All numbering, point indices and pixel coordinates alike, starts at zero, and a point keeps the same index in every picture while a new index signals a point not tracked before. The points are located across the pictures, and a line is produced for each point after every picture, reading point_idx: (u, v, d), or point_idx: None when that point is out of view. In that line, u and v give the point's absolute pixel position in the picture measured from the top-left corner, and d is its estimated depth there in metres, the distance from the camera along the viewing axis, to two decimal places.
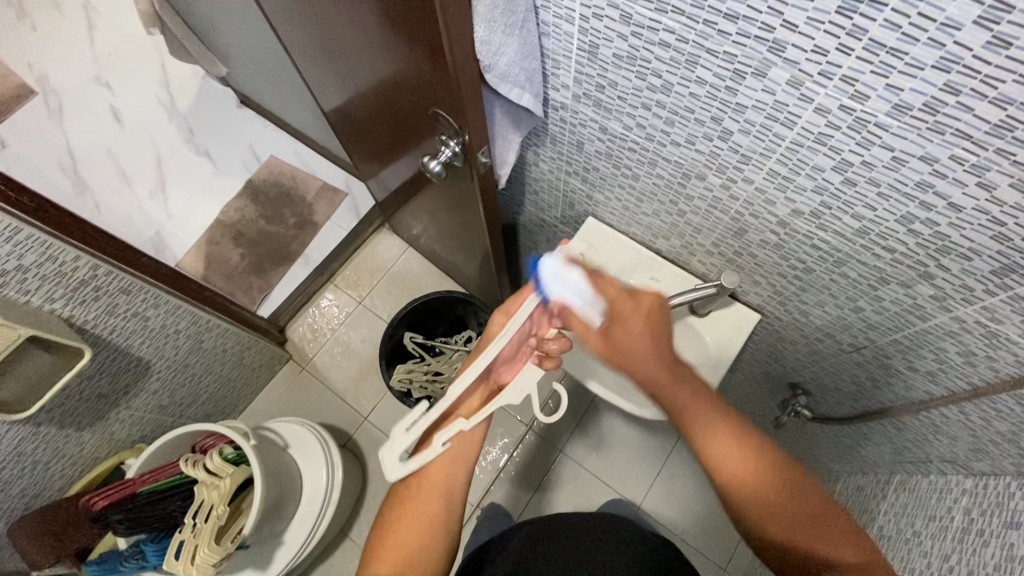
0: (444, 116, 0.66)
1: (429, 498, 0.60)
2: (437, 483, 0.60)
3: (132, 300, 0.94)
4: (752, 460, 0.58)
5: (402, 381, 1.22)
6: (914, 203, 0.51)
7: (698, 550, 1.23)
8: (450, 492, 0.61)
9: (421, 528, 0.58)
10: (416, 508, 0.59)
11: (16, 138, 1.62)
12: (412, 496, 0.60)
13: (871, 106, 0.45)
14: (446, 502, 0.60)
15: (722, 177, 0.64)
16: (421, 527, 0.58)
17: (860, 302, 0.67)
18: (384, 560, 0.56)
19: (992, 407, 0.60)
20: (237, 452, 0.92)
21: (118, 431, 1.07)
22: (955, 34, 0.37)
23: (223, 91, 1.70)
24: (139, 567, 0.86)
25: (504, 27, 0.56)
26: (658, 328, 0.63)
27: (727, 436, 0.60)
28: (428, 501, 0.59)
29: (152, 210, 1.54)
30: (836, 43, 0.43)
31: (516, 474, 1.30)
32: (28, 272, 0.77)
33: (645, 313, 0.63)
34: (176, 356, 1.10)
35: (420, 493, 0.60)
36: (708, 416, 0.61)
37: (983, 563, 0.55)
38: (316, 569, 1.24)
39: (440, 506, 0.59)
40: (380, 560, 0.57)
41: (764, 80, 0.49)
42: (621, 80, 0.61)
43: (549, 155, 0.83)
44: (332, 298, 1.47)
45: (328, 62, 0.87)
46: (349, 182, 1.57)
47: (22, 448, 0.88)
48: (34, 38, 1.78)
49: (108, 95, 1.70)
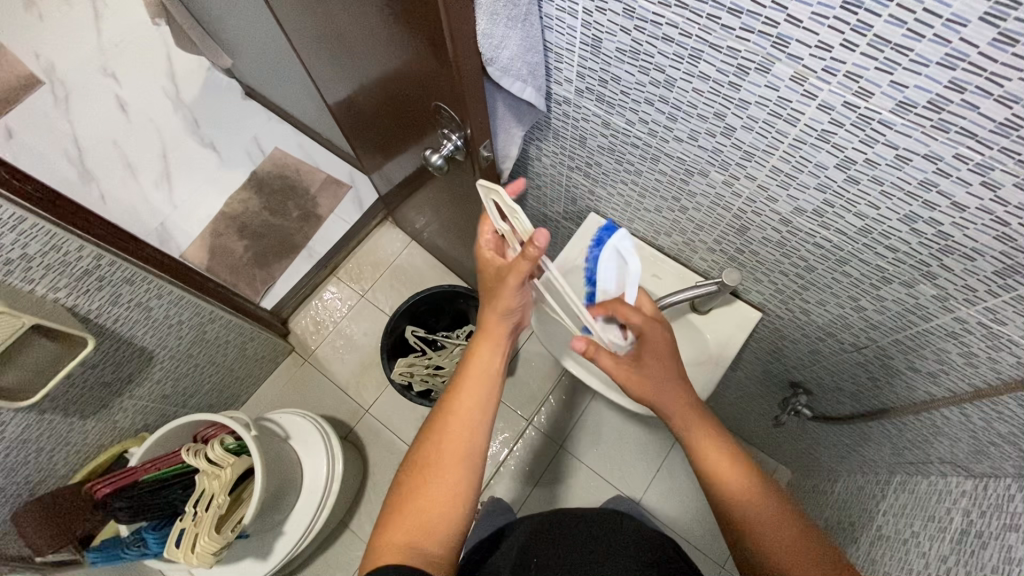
0: (446, 109, 0.66)
1: (450, 465, 0.58)
2: (458, 449, 0.59)
3: (136, 290, 0.94)
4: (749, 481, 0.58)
5: (403, 373, 1.23)
6: (917, 202, 0.50)
7: (697, 548, 1.24)
8: (472, 458, 0.59)
9: (442, 494, 0.57)
10: (438, 474, 0.58)
11: (22, 127, 1.63)
12: (432, 462, 0.59)
13: (875, 103, 0.45)
14: (467, 469, 0.59)
15: (725, 173, 0.64)
16: (440, 495, 0.57)
17: (862, 301, 0.67)
18: (400, 527, 0.55)
19: (994, 408, 0.59)
20: (238, 442, 0.92)
21: (121, 420, 1.08)
22: (960, 30, 0.37)
23: (228, 83, 1.71)
24: (141, 555, 0.87)
25: (506, 19, 0.55)
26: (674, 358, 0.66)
27: (716, 441, 0.61)
28: (449, 469, 0.58)
29: (157, 201, 1.54)
30: (841, 39, 0.42)
31: (516, 468, 1.30)
32: (32, 261, 0.77)
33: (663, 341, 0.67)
34: (179, 347, 1.10)
35: (441, 458, 0.59)
36: (708, 431, 0.62)
37: (982, 565, 0.54)
38: (316, 560, 1.25)
39: (462, 474, 0.58)
40: (396, 528, 0.55)
41: (767, 75, 0.49)
42: (624, 75, 0.60)
43: (552, 149, 0.83)
44: (334, 291, 1.48)
45: (331, 54, 0.87)
46: (353, 175, 1.57)
47: (27, 436, 0.89)
48: (41, 28, 1.78)
49: (113, 86, 1.71)
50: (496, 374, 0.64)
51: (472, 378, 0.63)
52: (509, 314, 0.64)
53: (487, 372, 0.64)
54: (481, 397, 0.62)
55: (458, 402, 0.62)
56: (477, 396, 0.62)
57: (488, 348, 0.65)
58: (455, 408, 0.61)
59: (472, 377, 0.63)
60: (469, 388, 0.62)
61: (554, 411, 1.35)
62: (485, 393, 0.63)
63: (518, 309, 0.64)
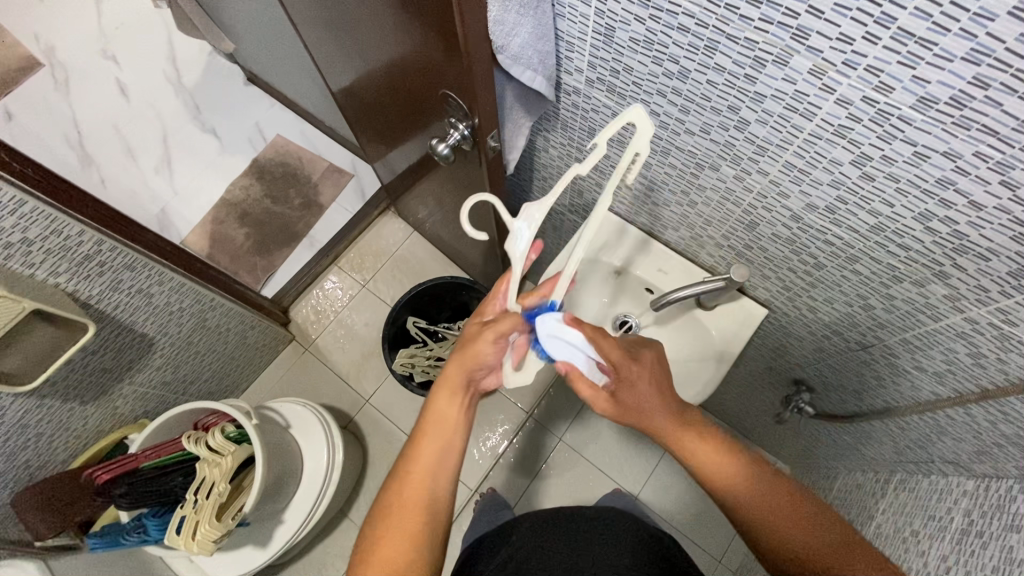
0: (453, 98, 0.65)
1: (410, 514, 0.56)
2: (417, 498, 0.57)
3: (137, 276, 0.93)
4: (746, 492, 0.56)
5: (405, 364, 1.22)
6: (933, 200, 0.50)
7: (693, 542, 1.24)
8: (435, 506, 0.57)
9: (403, 546, 0.54)
10: (398, 521, 0.56)
11: (21, 109, 1.61)
12: (391, 515, 0.56)
13: (895, 98, 0.44)
14: (430, 515, 0.57)
15: (736, 168, 0.63)
16: (402, 545, 0.54)
17: (871, 300, 0.67)
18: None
19: (1000, 410, 0.59)
20: (238, 431, 0.92)
21: (122, 406, 1.07)
22: (987, 24, 0.36)
23: (230, 68, 1.69)
24: (140, 542, 0.85)
25: (518, 7, 0.55)
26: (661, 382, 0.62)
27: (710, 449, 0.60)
28: (410, 516, 0.56)
29: (158, 187, 1.53)
30: (863, 31, 0.41)
31: (515, 460, 1.31)
32: (33, 246, 0.76)
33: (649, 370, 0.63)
34: (179, 334, 1.10)
35: (402, 507, 0.57)
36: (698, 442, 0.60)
37: (982, 565, 0.53)
38: (313, 550, 1.25)
39: (420, 527, 0.56)
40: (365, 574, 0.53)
41: (784, 68, 0.48)
42: (636, 65, 0.59)
43: (560, 141, 0.82)
44: (336, 280, 1.47)
45: (336, 39, 0.85)
46: (356, 163, 1.56)
47: (27, 421, 0.88)
48: (41, 9, 1.76)
49: (114, 69, 1.69)
50: (462, 422, 0.63)
51: (430, 430, 0.61)
52: (475, 368, 0.64)
53: (446, 420, 0.62)
54: (441, 446, 0.61)
55: (416, 459, 0.60)
56: (440, 448, 0.61)
57: (449, 399, 0.63)
58: (411, 465, 0.59)
59: (435, 429, 0.61)
60: (426, 449, 0.60)
61: (553, 403, 1.35)
62: (445, 444, 0.61)
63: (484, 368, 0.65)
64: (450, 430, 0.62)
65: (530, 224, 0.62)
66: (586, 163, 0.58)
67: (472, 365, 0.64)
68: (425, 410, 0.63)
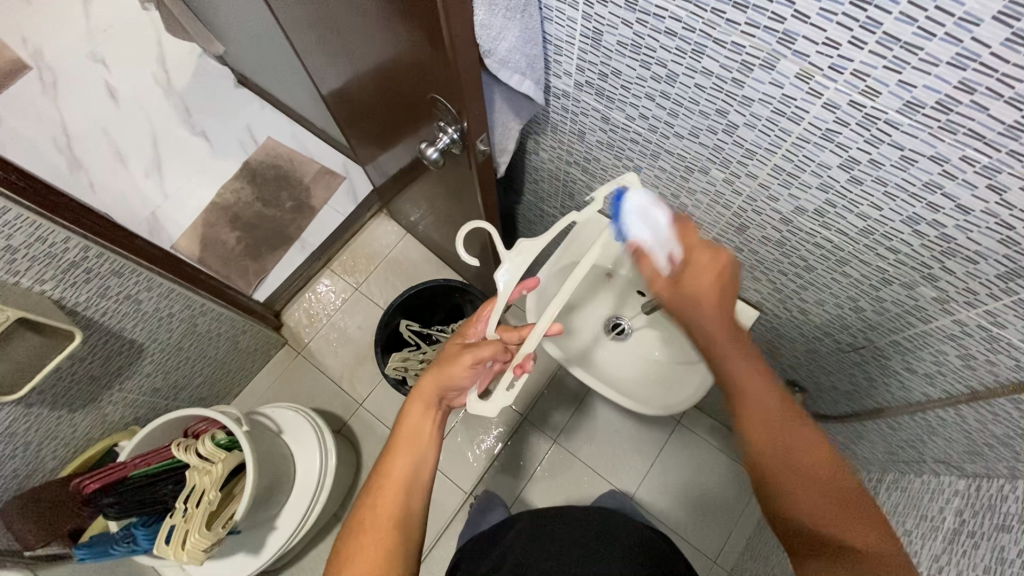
0: (442, 101, 0.65)
1: (382, 524, 0.57)
2: (391, 509, 0.58)
3: (125, 282, 0.92)
4: (785, 427, 0.53)
5: (397, 368, 1.22)
6: (921, 204, 0.49)
7: (690, 542, 1.24)
8: (408, 519, 0.58)
9: (378, 559, 0.54)
10: (371, 531, 0.56)
11: (8, 113, 1.59)
12: (365, 524, 0.57)
13: (882, 102, 0.44)
14: (403, 526, 0.57)
15: (725, 171, 0.63)
16: (377, 558, 0.54)
17: (861, 302, 0.67)
18: None
19: (990, 411, 0.58)
20: (229, 437, 0.90)
21: (112, 413, 1.06)
22: (973, 29, 0.36)
23: (220, 71, 1.68)
24: (130, 551, 0.84)
25: (504, 11, 0.54)
26: (728, 289, 0.57)
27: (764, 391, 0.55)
28: (381, 526, 0.56)
29: (148, 190, 1.52)
30: (849, 36, 0.41)
31: (507, 462, 1.30)
32: (17, 253, 0.75)
33: (718, 269, 0.56)
34: (169, 339, 1.09)
35: (376, 517, 0.57)
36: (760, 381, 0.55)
37: (974, 565, 0.52)
38: (306, 554, 1.24)
39: (394, 541, 0.56)
40: None
41: (771, 72, 0.48)
42: (625, 69, 0.59)
43: (550, 144, 0.81)
44: (328, 284, 1.45)
45: (324, 42, 0.85)
46: (348, 166, 1.56)
47: (15, 429, 0.87)
48: (28, 12, 1.74)
49: (102, 72, 1.67)
50: (433, 437, 0.64)
51: (403, 442, 0.62)
52: (449, 385, 0.64)
53: (419, 434, 0.63)
54: (414, 458, 0.61)
55: (391, 469, 0.60)
56: (413, 458, 0.61)
57: (422, 411, 0.64)
58: (386, 477, 0.60)
59: (408, 441, 0.62)
60: (396, 459, 0.61)
61: (548, 405, 1.35)
62: (420, 455, 0.62)
63: (460, 385, 0.65)
64: (422, 446, 0.62)
65: (522, 256, 0.63)
66: (589, 213, 0.65)
67: (448, 380, 0.64)
68: (397, 425, 0.64)
